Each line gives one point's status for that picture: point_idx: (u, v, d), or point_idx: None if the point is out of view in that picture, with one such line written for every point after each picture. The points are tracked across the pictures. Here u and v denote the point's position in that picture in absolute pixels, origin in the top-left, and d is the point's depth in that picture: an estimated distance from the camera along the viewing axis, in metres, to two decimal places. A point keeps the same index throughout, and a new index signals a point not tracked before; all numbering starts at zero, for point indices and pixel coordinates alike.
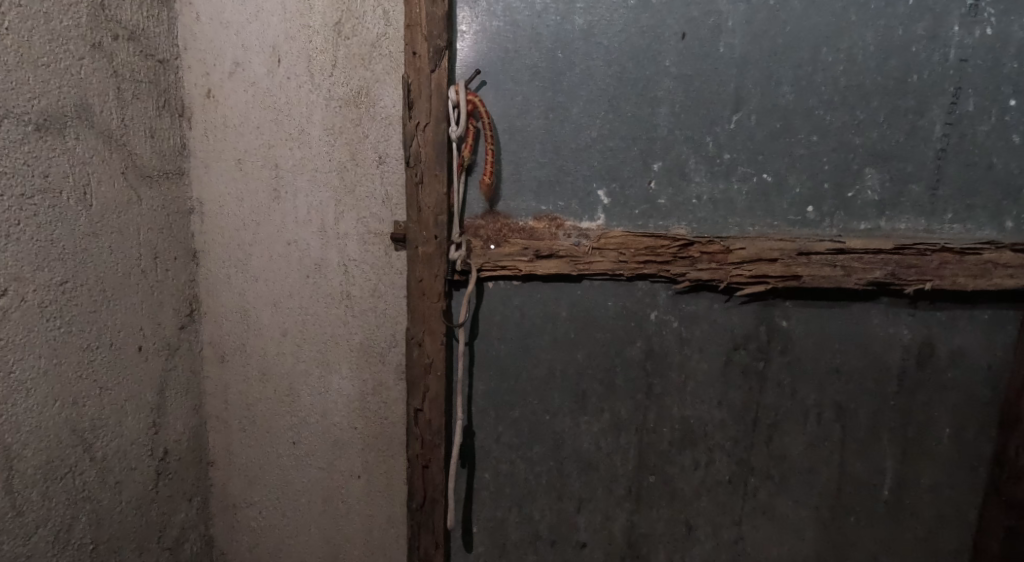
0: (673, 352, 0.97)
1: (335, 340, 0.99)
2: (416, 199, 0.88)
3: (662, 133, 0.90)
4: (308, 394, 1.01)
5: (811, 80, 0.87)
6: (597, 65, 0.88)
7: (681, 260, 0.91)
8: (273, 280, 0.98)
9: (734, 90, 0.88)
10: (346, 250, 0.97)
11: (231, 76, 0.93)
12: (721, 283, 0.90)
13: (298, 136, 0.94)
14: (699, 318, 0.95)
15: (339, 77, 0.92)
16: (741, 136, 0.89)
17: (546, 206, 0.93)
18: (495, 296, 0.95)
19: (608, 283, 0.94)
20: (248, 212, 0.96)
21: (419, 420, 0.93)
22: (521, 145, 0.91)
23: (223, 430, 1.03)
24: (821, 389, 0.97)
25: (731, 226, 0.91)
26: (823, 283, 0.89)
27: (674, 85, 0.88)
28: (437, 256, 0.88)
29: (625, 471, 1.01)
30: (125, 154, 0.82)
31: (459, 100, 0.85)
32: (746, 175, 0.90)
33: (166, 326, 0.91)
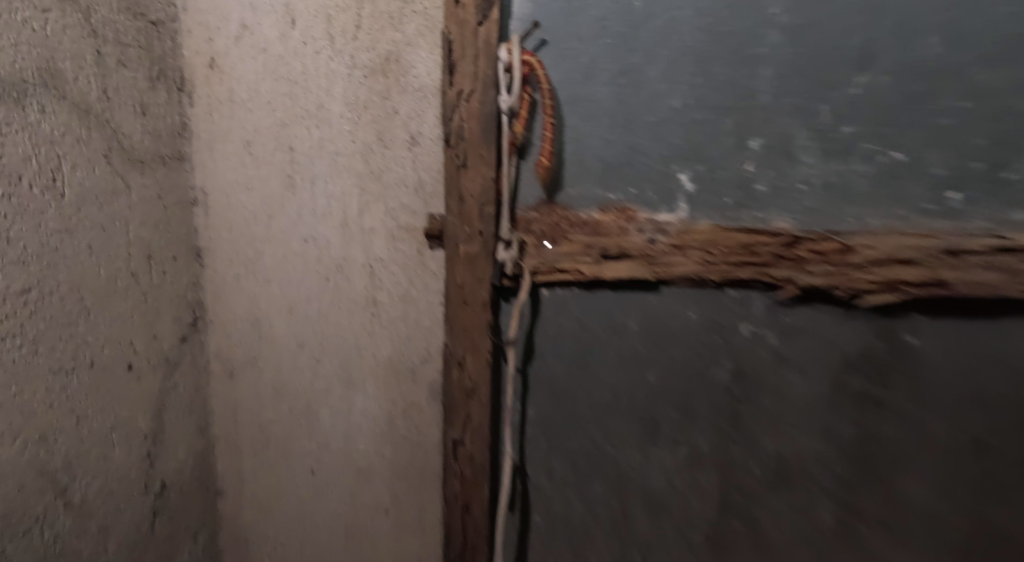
0: (767, 375, 0.76)
1: (359, 353, 0.85)
2: (457, 187, 0.71)
3: (763, 101, 0.71)
4: (329, 414, 0.87)
5: (967, 27, 0.65)
6: (685, 17, 0.72)
7: (785, 262, 0.71)
8: (288, 283, 0.84)
9: (860, 43, 0.68)
10: (372, 247, 0.82)
11: (238, 41, 0.78)
12: (840, 291, 0.69)
13: (316, 112, 0.79)
14: (803, 332, 0.74)
15: (364, 40, 0.77)
16: (869, 103, 0.69)
17: (613, 194, 0.75)
18: (549, 306, 0.79)
19: (688, 290, 0.76)
20: (259, 203, 0.82)
21: (461, 455, 0.77)
22: (587, 117, 0.75)
23: (235, 454, 0.90)
24: (956, 418, 0.69)
25: (852, 216, 0.71)
26: (979, 293, 0.64)
27: (782, 39, 0.70)
28: (482, 257, 0.71)
29: (704, 513, 0.80)
30: (109, 133, 0.67)
31: (512, 61, 0.67)
32: (871, 154, 0.69)
33: (163, 338, 0.77)
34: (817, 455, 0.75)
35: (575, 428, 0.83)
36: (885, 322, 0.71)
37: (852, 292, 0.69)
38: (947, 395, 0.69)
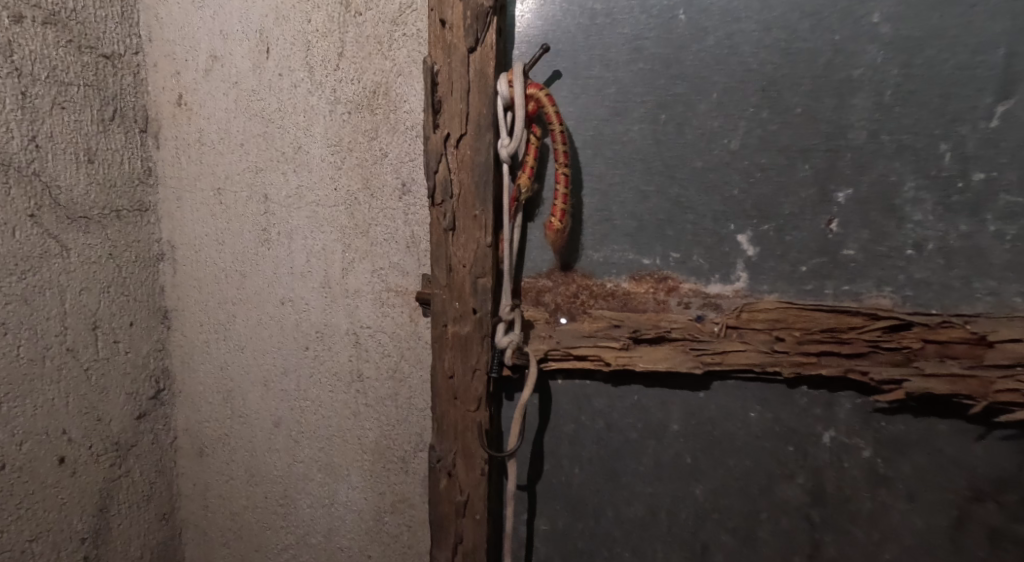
0: (862, 499, 0.56)
1: (342, 437, 0.71)
2: (446, 254, 0.56)
3: (857, 139, 0.53)
4: (308, 506, 0.73)
5: None
6: (746, 31, 0.54)
7: (886, 355, 0.52)
8: (263, 351, 0.72)
9: (1002, 59, 0.49)
10: (357, 313, 0.68)
11: (207, 75, 0.67)
12: (978, 404, 0.50)
13: (294, 155, 0.67)
14: (913, 447, 0.54)
15: (347, 71, 0.64)
16: (1011, 141, 0.50)
17: (648, 258, 0.59)
18: (564, 396, 0.62)
19: (749, 386, 0.57)
20: (231, 259, 0.70)
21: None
22: (616, 164, 0.58)
23: (204, 544, 0.78)
24: None
25: (986, 296, 0.51)
26: None
27: (885, 57, 0.52)
28: (476, 342, 0.57)
29: None
30: (36, 188, 0.57)
31: (514, 97, 0.53)
32: (1015, 210, 0.50)
33: (112, 420, 0.66)
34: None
35: (598, 548, 0.64)
36: None
37: (992, 403, 0.50)
38: None
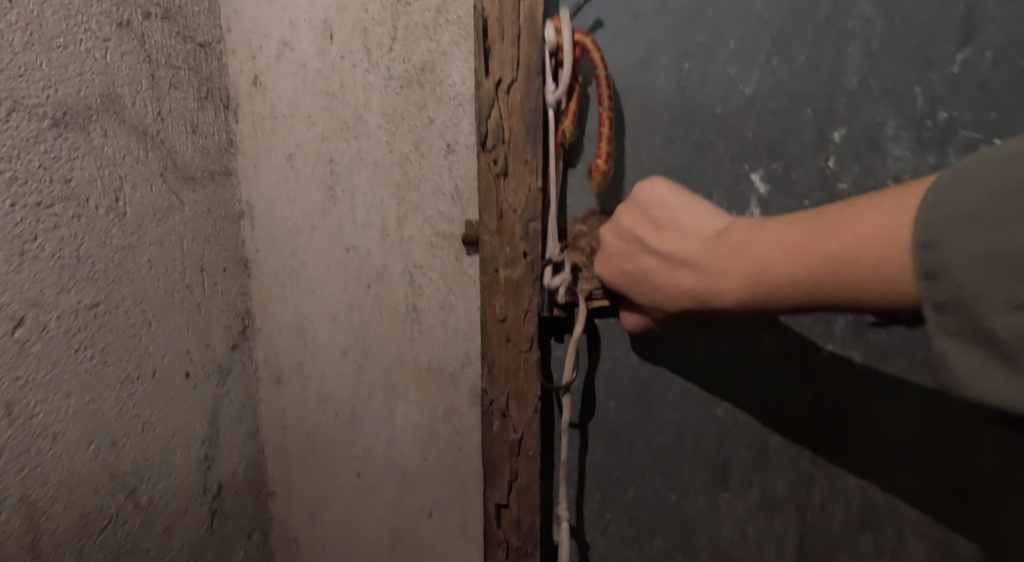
0: (851, 401, 0.70)
1: (400, 361, 0.85)
2: (498, 198, 0.72)
3: (848, 86, 0.68)
4: (372, 420, 0.87)
5: None
6: None
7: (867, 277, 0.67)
8: (331, 292, 0.86)
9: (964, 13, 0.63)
10: (411, 255, 0.82)
11: (279, 59, 0.81)
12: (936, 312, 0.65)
13: (354, 124, 0.81)
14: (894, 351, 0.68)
15: (399, 52, 0.77)
16: (968, 86, 0.64)
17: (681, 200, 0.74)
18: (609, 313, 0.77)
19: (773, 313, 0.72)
20: (301, 215, 0.84)
21: (500, 456, 0.77)
22: (647, 111, 0.74)
23: (282, 458, 0.92)
24: None
25: None
26: None
27: (872, 13, 0.66)
28: (526, 281, 0.73)
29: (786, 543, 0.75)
30: (163, 152, 0.70)
31: (562, 44, 0.67)
32: (971, 143, 0.65)
33: (216, 347, 0.80)
34: (911, 490, 0.69)
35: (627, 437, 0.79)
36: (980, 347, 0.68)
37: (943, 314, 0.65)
38: None
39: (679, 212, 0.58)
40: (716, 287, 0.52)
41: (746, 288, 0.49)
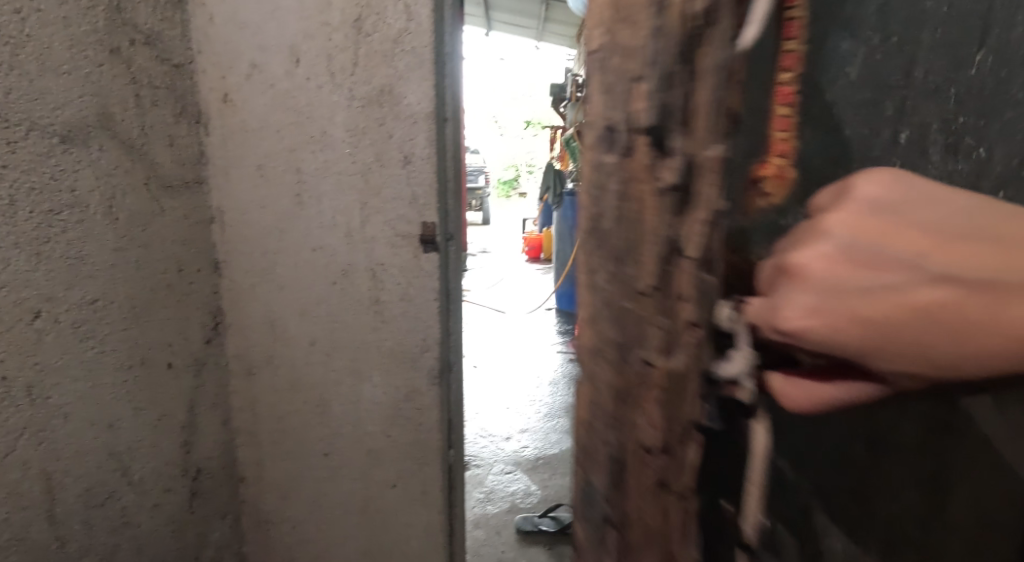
0: (957, 457, 0.65)
1: (366, 348, 0.96)
2: (660, 238, 0.41)
3: None
4: (339, 404, 0.97)
5: None
6: None
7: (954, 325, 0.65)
8: (300, 288, 0.94)
9: None
10: (374, 253, 0.93)
11: (249, 78, 0.89)
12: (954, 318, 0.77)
13: (321, 138, 0.90)
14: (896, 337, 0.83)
15: (361, 76, 0.88)
16: None
17: None
18: None
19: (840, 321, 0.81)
20: (272, 219, 0.93)
21: (444, 419, 0.97)
22: None
23: (254, 444, 0.99)
24: None
25: None
26: None
27: None
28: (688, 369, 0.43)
29: None
30: (147, 163, 0.77)
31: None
32: None
33: (193, 341, 0.87)
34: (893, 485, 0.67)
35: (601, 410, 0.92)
36: None
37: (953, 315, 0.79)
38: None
39: (885, 254, 0.39)
40: (973, 358, 0.39)
41: (998, 350, 0.39)
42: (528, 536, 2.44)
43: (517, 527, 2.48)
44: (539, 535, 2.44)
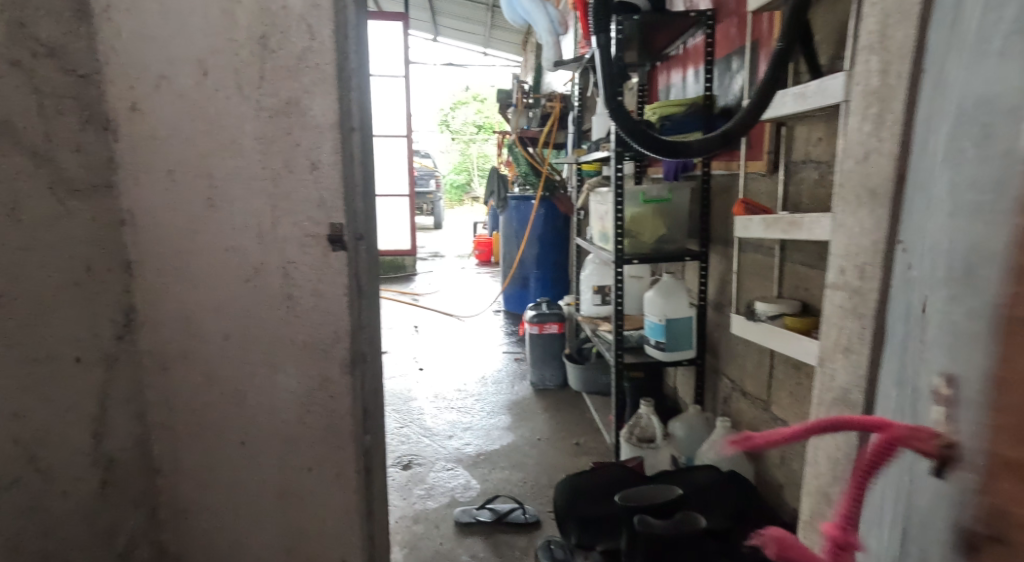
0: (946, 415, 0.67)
1: (279, 342, 1.02)
2: None
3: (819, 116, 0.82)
4: (254, 395, 1.03)
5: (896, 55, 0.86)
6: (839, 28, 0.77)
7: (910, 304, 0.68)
8: (213, 286, 1.00)
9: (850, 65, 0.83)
10: (285, 252, 1.00)
11: (157, 89, 0.94)
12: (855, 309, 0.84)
13: (229, 145, 0.96)
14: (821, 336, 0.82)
15: (267, 88, 0.95)
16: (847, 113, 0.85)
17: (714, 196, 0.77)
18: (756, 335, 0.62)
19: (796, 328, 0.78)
20: (183, 222, 0.98)
21: (356, 406, 1.06)
22: None
23: (169, 436, 1.04)
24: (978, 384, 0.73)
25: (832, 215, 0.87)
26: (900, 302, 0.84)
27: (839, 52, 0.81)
28: None
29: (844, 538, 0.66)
30: (52, 169, 0.82)
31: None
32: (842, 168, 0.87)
33: (103, 337, 0.92)
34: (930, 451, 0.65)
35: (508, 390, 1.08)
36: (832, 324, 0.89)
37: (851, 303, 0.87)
38: None
39: None
40: None
41: None
42: (467, 528, 2.53)
43: (455, 519, 2.56)
44: (477, 525, 2.53)
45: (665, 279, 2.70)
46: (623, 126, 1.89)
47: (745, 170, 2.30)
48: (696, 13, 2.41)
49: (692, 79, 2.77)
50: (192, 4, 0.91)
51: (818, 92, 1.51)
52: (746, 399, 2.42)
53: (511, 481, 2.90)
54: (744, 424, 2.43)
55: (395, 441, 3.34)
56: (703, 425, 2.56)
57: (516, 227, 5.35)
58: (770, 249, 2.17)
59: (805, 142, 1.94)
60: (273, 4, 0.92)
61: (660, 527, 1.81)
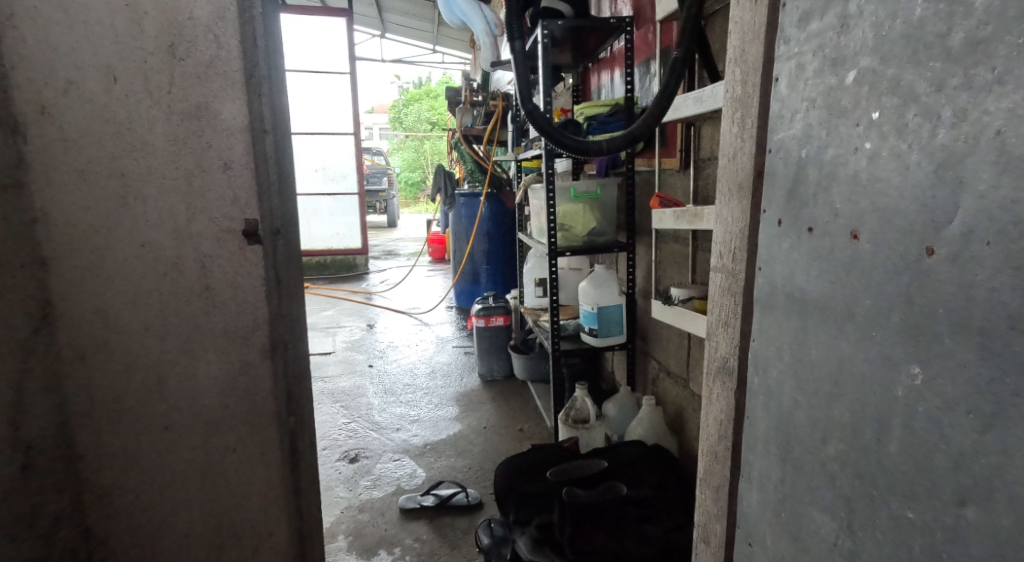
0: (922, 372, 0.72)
1: (198, 330, 1.11)
2: None
3: (831, 117, 0.83)
4: (176, 381, 1.12)
5: (788, 60, 0.92)
6: (863, 33, 0.78)
7: (880, 291, 0.76)
8: (129, 279, 1.06)
9: (813, 70, 0.87)
10: (202, 246, 1.08)
11: (65, 93, 0.99)
12: (798, 297, 0.91)
13: (140, 147, 1.03)
14: (811, 332, 0.89)
15: (177, 93, 1.03)
16: (797, 111, 0.90)
17: (853, 200, 0.80)
18: (934, 300, 0.70)
19: (839, 317, 0.83)
20: (97, 219, 1.03)
21: (278, 388, 1.18)
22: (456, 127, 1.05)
23: (91, 424, 1.10)
24: (839, 347, 0.84)
25: (789, 209, 0.92)
26: (766, 286, 0.99)
27: (832, 53, 0.83)
28: None
29: (941, 476, 0.71)
30: None
31: None
32: (784, 170, 0.93)
33: (16, 329, 0.98)
34: (921, 394, 0.72)
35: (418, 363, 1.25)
36: (778, 314, 0.96)
37: (779, 290, 0.95)
38: (850, 330, 0.82)
39: None
40: None
41: None
42: (411, 513, 2.61)
43: (399, 506, 2.64)
44: (421, 510, 2.62)
45: (597, 270, 2.83)
46: (538, 128, 2.02)
47: (660, 167, 2.46)
48: (616, 19, 2.49)
49: (618, 80, 2.89)
50: (98, 14, 0.97)
51: (712, 97, 1.66)
52: (670, 379, 2.59)
53: (455, 468, 3.00)
54: (669, 402, 2.60)
55: (341, 436, 3.39)
56: (633, 405, 2.73)
57: (465, 223, 5.45)
58: (685, 239, 2.33)
59: (710, 141, 2.11)
60: (179, 16, 1.00)
61: (586, 496, 1.97)
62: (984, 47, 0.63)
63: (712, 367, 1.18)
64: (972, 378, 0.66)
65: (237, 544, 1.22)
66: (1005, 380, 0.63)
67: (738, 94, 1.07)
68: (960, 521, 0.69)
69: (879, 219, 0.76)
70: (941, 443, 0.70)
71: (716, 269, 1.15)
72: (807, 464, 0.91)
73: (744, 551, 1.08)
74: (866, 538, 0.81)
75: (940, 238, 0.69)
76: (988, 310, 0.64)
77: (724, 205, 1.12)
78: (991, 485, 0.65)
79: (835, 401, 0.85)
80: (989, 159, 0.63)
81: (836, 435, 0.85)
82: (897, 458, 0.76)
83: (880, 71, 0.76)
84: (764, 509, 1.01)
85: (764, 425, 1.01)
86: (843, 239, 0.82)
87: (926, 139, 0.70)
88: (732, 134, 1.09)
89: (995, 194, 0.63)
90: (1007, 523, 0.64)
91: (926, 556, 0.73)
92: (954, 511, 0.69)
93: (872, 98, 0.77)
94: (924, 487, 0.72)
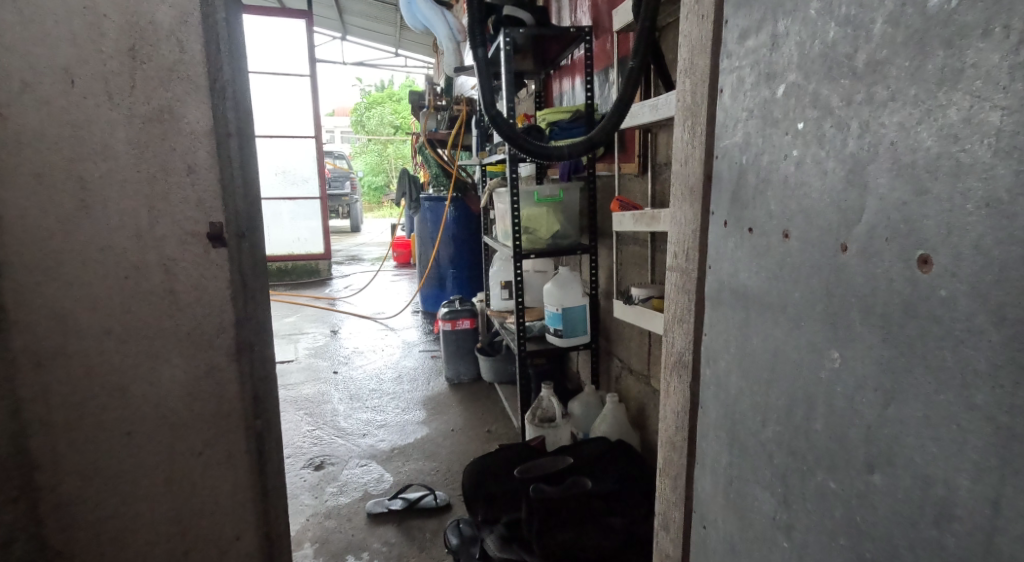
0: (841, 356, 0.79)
1: (162, 334, 1.12)
2: None
3: (767, 125, 0.90)
4: (139, 385, 1.12)
5: (730, 72, 0.99)
6: (791, 48, 0.85)
7: (807, 285, 0.84)
8: (89, 282, 1.06)
9: (750, 82, 0.94)
10: (165, 250, 1.09)
11: (20, 95, 0.98)
12: (742, 291, 0.98)
13: (100, 150, 1.03)
14: (752, 325, 0.96)
15: (138, 97, 1.04)
16: (737, 120, 0.97)
17: (785, 202, 0.87)
18: (846, 292, 0.77)
19: (773, 310, 0.90)
20: (54, 222, 1.03)
21: (244, 389, 1.19)
22: None
23: (48, 431, 1.08)
24: (775, 336, 0.91)
25: (733, 211, 0.99)
26: (713, 283, 1.05)
27: (765, 67, 0.91)
28: None
29: (855, 447, 0.78)
30: None
31: None
32: (729, 174, 0.99)
33: None
34: (839, 375, 0.79)
35: None
36: (725, 309, 1.03)
37: (725, 286, 1.02)
38: (784, 321, 0.89)
39: None
40: None
41: None
42: (379, 518, 2.61)
43: (367, 511, 2.64)
44: (389, 514, 2.63)
45: (562, 271, 2.87)
46: (502, 134, 2.06)
47: (620, 171, 2.54)
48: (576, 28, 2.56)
49: (580, 87, 2.96)
50: (55, 16, 0.98)
51: (666, 105, 1.74)
52: (632, 377, 2.66)
53: (424, 471, 3.02)
54: (632, 399, 2.67)
55: (306, 443, 3.35)
56: (597, 403, 2.80)
57: (431, 228, 5.46)
58: (644, 240, 2.41)
59: (665, 146, 2.20)
60: (140, 20, 1.01)
61: (553, 491, 2.05)
62: (885, 65, 0.71)
63: (669, 362, 1.24)
64: (878, 359, 0.73)
65: (204, 547, 1.22)
66: (903, 359, 0.70)
67: (688, 103, 1.13)
68: (870, 486, 0.76)
69: (805, 218, 0.83)
70: (855, 418, 0.77)
71: (671, 269, 1.22)
72: (750, 447, 0.98)
73: (699, 533, 1.14)
74: (798, 509, 0.88)
75: (852, 235, 0.76)
76: (888, 297, 0.72)
77: (677, 207, 1.18)
78: (892, 451, 0.73)
79: (772, 386, 0.92)
80: (887, 165, 0.71)
81: (773, 418, 0.92)
82: (823, 436, 0.83)
83: (804, 86, 0.83)
84: (715, 491, 1.08)
85: (713, 414, 1.08)
86: (777, 238, 0.89)
87: (841, 146, 0.77)
88: (683, 141, 1.15)
89: (893, 196, 0.70)
90: (907, 484, 0.71)
91: (846, 522, 0.80)
92: (864, 477, 0.77)
93: (798, 109, 0.84)
94: (842, 458, 0.80)
